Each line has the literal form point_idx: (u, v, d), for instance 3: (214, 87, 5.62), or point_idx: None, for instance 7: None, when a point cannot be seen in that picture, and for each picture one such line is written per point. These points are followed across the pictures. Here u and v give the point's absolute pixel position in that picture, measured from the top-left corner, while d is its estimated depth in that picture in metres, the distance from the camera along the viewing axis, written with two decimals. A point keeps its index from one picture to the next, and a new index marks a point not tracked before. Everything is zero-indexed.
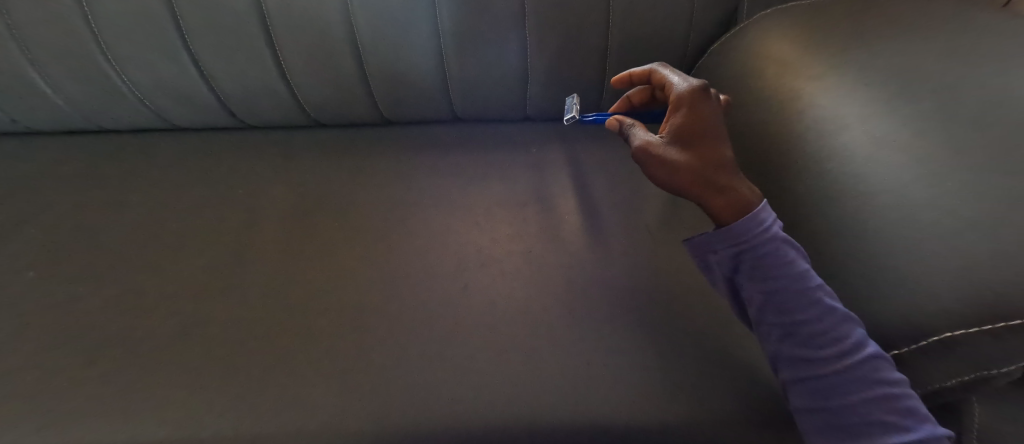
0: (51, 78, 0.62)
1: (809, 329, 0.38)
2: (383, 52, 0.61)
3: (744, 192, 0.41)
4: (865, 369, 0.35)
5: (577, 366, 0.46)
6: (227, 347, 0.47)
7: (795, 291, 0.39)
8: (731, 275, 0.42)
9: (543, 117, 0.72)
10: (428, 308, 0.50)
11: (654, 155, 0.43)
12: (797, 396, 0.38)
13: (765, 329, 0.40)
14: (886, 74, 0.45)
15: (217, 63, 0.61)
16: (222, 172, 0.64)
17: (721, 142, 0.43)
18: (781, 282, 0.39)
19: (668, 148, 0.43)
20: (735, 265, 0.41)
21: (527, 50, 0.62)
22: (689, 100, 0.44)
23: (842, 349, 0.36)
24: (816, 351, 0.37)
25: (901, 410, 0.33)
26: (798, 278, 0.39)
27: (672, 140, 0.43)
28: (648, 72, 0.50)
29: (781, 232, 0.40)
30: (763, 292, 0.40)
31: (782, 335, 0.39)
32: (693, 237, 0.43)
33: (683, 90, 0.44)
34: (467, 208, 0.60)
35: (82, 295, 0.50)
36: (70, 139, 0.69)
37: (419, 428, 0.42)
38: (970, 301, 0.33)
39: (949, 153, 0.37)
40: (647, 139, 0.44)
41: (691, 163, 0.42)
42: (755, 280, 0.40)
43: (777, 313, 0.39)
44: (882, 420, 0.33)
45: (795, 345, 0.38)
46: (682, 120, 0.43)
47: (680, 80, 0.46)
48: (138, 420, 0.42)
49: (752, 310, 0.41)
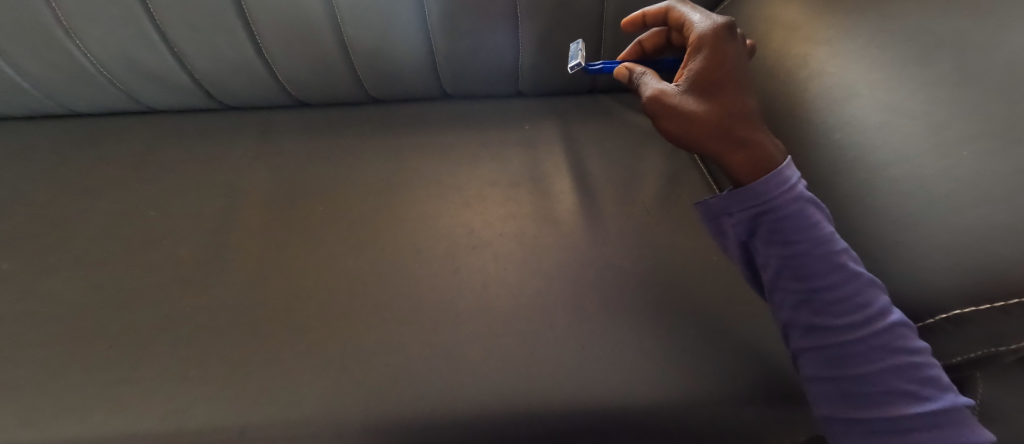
0: (16, 62, 0.59)
1: (828, 296, 0.36)
2: (364, 24, 0.57)
3: (766, 147, 0.39)
4: (887, 338, 0.33)
5: (573, 349, 0.44)
6: (211, 336, 0.45)
7: (816, 255, 0.36)
8: (745, 240, 0.40)
9: (536, 91, 0.68)
10: (417, 294, 0.48)
11: (668, 106, 0.40)
12: (809, 365, 0.36)
13: (779, 295, 0.38)
14: (899, 34, 0.41)
15: (188, 40, 0.58)
16: (203, 156, 0.62)
17: (743, 90, 0.41)
18: (802, 247, 0.36)
19: (685, 98, 0.40)
20: (751, 229, 0.39)
21: (517, 18, 0.58)
22: (712, 41, 0.40)
23: (864, 315, 0.34)
24: (835, 318, 0.35)
25: (924, 379, 0.31)
26: (821, 242, 0.36)
27: (689, 89, 0.40)
28: (664, 11, 0.46)
29: (805, 192, 0.38)
30: (781, 257, 0.37)
31: (798, 302, 0.37)
32: (706, 200, 0.41)
33: (706, 29, 0.40)
34: (458, 189, 0.58)
35: (60, 287, 0.48)
36: (43, 124, 0.66)
37: (409, 414, 0.41)
38: (973, 280, 0.31)
39: (962, 120, 0.34)
40: (661, 89, 0.41)
41: (710, 114, 0.39)
42: (772, 244, 0.38)
43: (793, 279, 0.37)
44: (902, 390, 0.31)
45: (811, 313, 0.36)
46: (703, 64, 0.40)
47: (701, 18, 0.42)
48: (121, 413, 0.41)
49: (765, 276, 0.39)
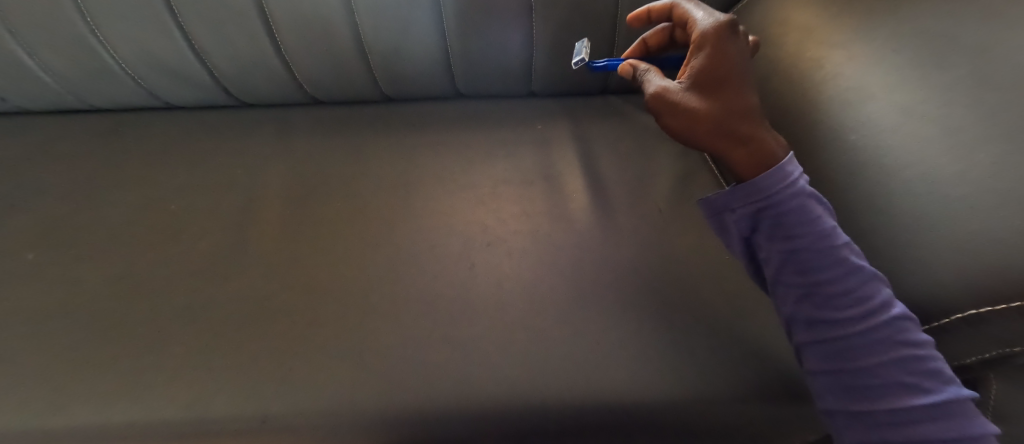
0: (41, 57, 0.60)
1: (830, 290, 0.36)
2: (381, 25, 0.58)
3: (767, 142, 0.39)
4: (888, 332, 0.33)
5: (589, 345, 0.45)
6: (230, 328, 0.46)
7: (818, 249, 0.37)
8: (747, 235, 0.40)
9: (549, 91, 0.69)
10: (433, 290, 0.49)
11: (670, 102, 0.41)
12: (812, 359, 0.37)
13: (782, 290, 0.39)
14: (916, 38, 0.41)
15: (208, 37, 0.59)
16: (221, 152, 0.63)
17: (746, 88, 0.41)
18: (804, 241, 0.37)
19: (687, 95, 0.40)
20: (754, 224, 0.39)
21: (532, 19, 0.59)
22: (714, 39, 0.40)
23: (866, 309, 0.34)
24: (838, 312, 0.35)
25: (925, 372, 0.32)
26: (822, 236, 0.37)
27: (691, 86, 0.41)
28: (668, 8, 0.47)
29: (806, 187, 0.38)
30: (783, 251, 0.38)
31: (800, 296, 0.37)
32: (708, 196, 0.41)
33: (708, 27, 0.41)
34: (472, 187, 0.59)
35: (83, 278, 0.49)
36: (64, 118, 0.68)
37: (426, 408, 0.41)
38: (982, 282, 0.31)
39: (981, 123, 0.35)
40: (664, 85, 0.41)
41: (712, 110, 0.40)
42: (774, 239, 0.38)
43: (796, 273, 0.37)
44: (904, 382, 0.32)
45: (814, 307, 0.37)
46: (704, 62, 0.40)
47: (704, 16, 0.42)
48: (144, 403, 0.41)
49: (768, 271, 0.39)
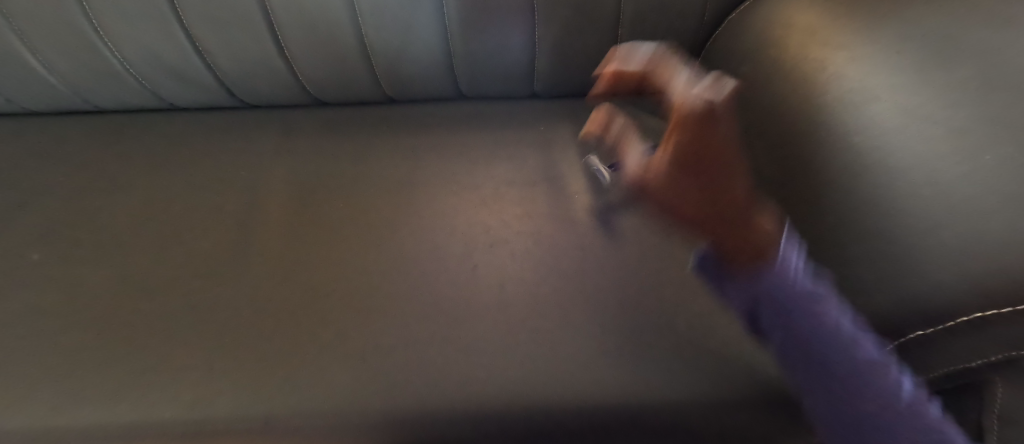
0: (47, 59, 0.60)
1: (818, 343, 0.39)
2: (384, 27, 0.58)
3: (752, 212, 0.44)
4: (872, 381, 0.36)
5: (591, 346, 0.45)
6: (233, 329, 0.46)
7: (802, 307, 0.40)
8: (744, 287, 0.45)
9: (551, 93, 0.69)
10: (435, 291, 0.49)
11: (652, 178, 0.46)
12: (813, 400, 0.41)
13: (778, 339, 0.43)
14: (920, 43, 0.42)
15: (213, 39, 0.59)
16: (224, 153, 0.63)
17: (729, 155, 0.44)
18: (789, 300, 0.40)
19: (668, 182, 0.45)
20: (748, 280, 0.43)
21: (535, 21, 0.59)
22: (693, 118, 0.42)
23: (851, 362, 0.37)
24: (827, 364, 0.39)
25: (909, 415, 0.34)
26: (805, 294, 0.40)
27: (672, 165, 0.44)
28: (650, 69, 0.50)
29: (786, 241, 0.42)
30: (773, 307, 0.42)
31: (793, 346, 0.41)
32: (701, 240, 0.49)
33: (687, 107, 0.42)
34: (473, 188, 0.59)
35: (87, 279, 0.50)
36: (69, 119, 0.68)
37: (428, 409, 0.41)
38: (985, 283, 0.31)
39: (986, 126, 0.35)
40: (642, 165, 0.48)
41: (694, 207, 0.45)
42: (764, 295, 0.42)
43: (788, 326, 0.41)
44: (890, 426, 0.35)
45: (807, 357, 0.40)
46: (682, 143, 0.42)
47: (685, 91, 0.44)
48: (146, 403, 0.41)
49: (764, 320, 0.44)
